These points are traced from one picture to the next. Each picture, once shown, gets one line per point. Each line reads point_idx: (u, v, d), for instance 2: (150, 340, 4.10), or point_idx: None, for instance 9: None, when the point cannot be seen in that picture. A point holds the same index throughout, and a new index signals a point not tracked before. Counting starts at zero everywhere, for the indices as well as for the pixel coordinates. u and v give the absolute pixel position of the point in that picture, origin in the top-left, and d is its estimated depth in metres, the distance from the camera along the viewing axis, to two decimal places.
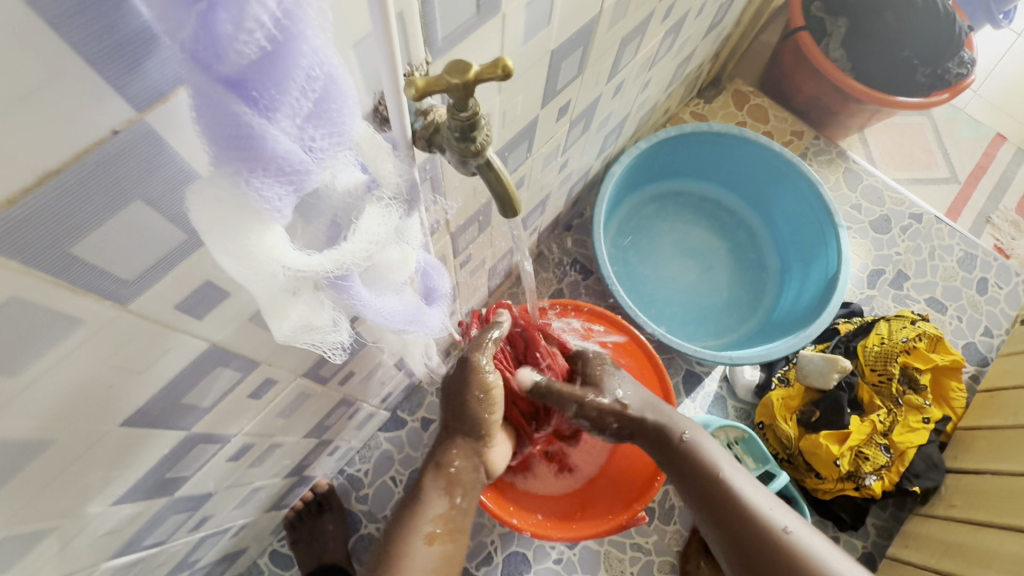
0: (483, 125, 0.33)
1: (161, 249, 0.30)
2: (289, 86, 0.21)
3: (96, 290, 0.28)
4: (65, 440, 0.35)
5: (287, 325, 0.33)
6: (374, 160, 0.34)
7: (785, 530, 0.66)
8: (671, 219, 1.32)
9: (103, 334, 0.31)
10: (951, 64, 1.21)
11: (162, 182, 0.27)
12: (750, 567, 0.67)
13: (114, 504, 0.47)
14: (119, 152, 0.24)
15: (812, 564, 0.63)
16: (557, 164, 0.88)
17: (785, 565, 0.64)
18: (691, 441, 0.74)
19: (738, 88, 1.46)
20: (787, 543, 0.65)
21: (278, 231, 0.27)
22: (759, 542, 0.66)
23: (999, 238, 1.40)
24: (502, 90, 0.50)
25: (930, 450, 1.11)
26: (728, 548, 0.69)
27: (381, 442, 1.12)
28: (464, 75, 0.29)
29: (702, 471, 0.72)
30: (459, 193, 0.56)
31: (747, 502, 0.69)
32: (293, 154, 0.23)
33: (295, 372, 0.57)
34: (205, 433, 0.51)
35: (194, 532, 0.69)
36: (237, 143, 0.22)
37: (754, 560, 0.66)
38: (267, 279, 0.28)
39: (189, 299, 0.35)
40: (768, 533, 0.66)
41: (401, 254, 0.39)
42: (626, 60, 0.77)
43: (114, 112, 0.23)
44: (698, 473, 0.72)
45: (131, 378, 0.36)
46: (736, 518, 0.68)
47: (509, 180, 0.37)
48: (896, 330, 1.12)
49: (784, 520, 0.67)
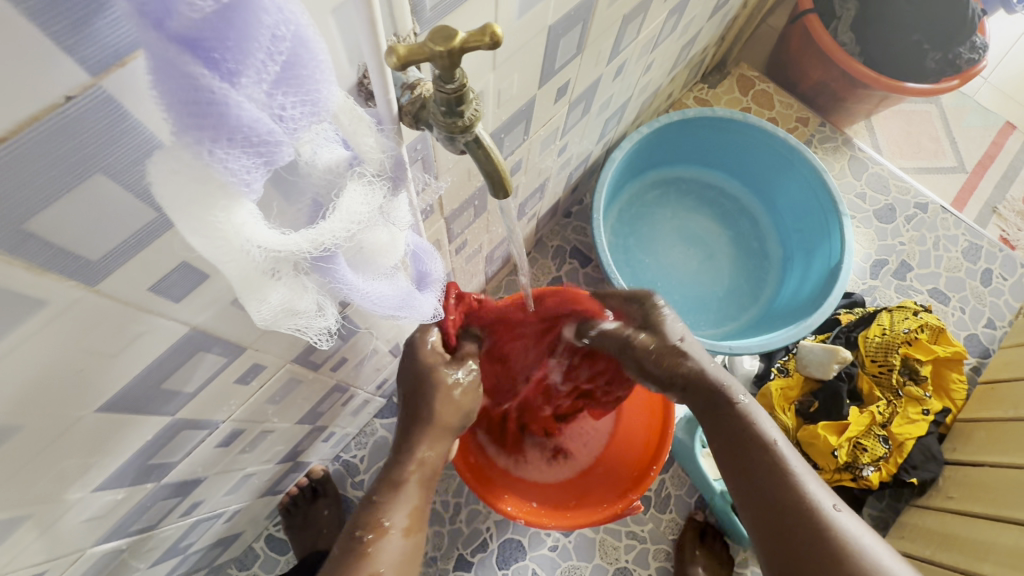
0: (471, 100, 0.31)
1: (129, 227, 0.28)
2: (252, 44, 0.20)
3: (59, 271, 0.27)
4: (35, 423, 0.34)
5: (267, 310, 0.32)
6: (354, 133, 0.31)
7: (832, 507, 0.58)
8: (673, 206, 1.29)
9: (70, 315, 0.30)
10: (962, 49, 1.18)
11: (121, 156, 0.25)
12: (780, 531, 0.59)
13: (95, 490, 0.46)
14: (72, 119, 0.23)
15: (859, 555, 0.55)
16: (556, 149, 0.86)
17: (827, 546, 0.56)
18: (748, 406, 0.67)
19: (743, 73, 1.42)
20: (835, 524, 0.57)
21: (249, 208, 0.25)
22: (802, 515, 0.58)
23: (1005, 229, 1.38)
24: (496, 68, 0.48)
25: (929, 442, 1.10)
26: (760, 514, 0.61)
27: (377, 429, 1.12)
28: (448, 42, 0.27)
29: (753, 435, 0.64)
30: (452, 175, 0.54)
31: (794, 476, 0.61)
32: (260, 123, 0.22)
33: (282, 359, 0.56)
34: (189, 419, 0.50)
35: (185, 517, 0.68)
36: (196, 109, 0.20)
37: (791, 529, 0.58)
38: (241, 260, 0.26)
39: (165, 280, 0.33)
40: (811, 503, 0.58)
41: (388, 236, 0.37)
42: (628, 39, 0.74)
43: (65, 77, 0.21)
44: (748, 436, 0.64)
45: (102, 362, 0.35)
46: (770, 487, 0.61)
47: (500, 159, 0.35)
48: (898, 321, 1.10)
49: (831, 498, 0.60)
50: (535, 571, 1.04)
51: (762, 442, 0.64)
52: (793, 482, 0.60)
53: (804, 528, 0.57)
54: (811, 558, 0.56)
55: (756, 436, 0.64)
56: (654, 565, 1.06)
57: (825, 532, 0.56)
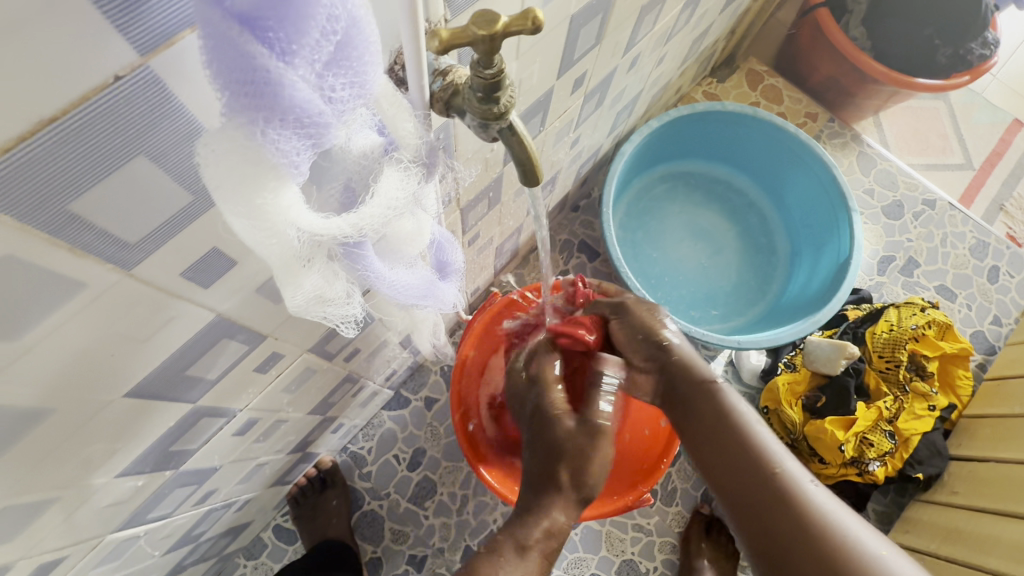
0: (507, 86, 0.31)
1: (166, 211, 0.28)
2: (308, 24, 0.20)
3: (97, 253, 0.27)
4: (65, 408, 0.34)
5: (301, 296, 0.32)
6: (392, 119, 0.31)
7: (809, 483, 0.55)
8: (682, 200, 1.29)
9: (105, 299, 0.29)
10: (974, 45, 1.18)
11: (164, 136, 0.25)
12: (749, 506, 0.56)
13: (117, 476, 0.46)
14: (121, 100, 0.22)
15: (827, 526, 0.52)
16: (568, 141, 0.86)
17: (793, 517, 0.53)
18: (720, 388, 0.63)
19: (752, 67, 1.42)
20: (806, 500, 0.54)
21: (295, 190, 0.25)
22: (769, 491, 0.55)
23: (1012, 226, 1.38)
24: (519, 55, 0.48)
25: (934, 438, 1.11)
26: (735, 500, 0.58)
27: (385, 420, 1.12)
28: (491, 26, 0.27)
29: (722, 417, 0.61)
30: (472, 164, 0.54)
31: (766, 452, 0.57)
32: (311, 104, 0.22)
33: (300, 348, 0.56)
34: (210, 407, 0.50)
35: (198, 505, 0.68)
36: (250, 89, 0.20)
37: (763, 505, 0.55)
38: (283, 244, 0.26)
39: (196, 265, 0.33)
40: (784, 484, 0.55)
41: (415, 225, 0.37)
42: (643, 31, 0.74)
43: (115, 56, 0.21)
44: (720, 421, 0.61)
45: (133, 347, 0.35)
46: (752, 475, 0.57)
47: (533, 147, 0.35)
48: (906, 318, 1.11)
49: (806, 473, 0.57)
50: None
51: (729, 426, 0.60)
52: (761, 463, 0.57)
53: (789, 525, 0.53)
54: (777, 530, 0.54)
55: (726, 416, 0.61)
56: (660, 558, 1.07)
57: (805, 518, 0.53)
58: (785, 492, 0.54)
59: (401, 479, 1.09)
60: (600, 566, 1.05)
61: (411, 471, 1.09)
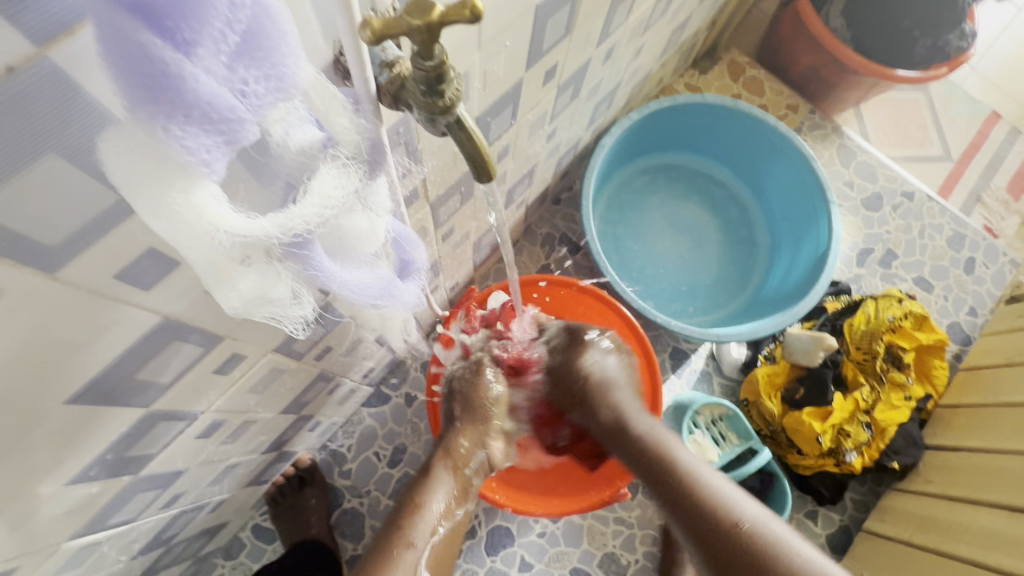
0: (452, 78, 0.30)
1: (89, 212, 0.27)
2: (208, 13, 0.19)
3: (13, 257, 0.25)
4: (1, 417, 0.33)
5: (237, 297, 0.31)
6: (327, 114, 0.30)
7: (746, 524, 0.60)
8: (662, 193, 1.29)
9: (31, 303, 0.28)
10: (952, 36, 1.17)
11: (75, 135, 0.24)
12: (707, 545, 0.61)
13: (68, 484, 0.45)
14: (23, 93, 0.21)
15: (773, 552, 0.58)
16: (544, 134, 0.84)
17: (735, 544, 0.59)
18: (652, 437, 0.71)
19: (734, 59, 1.41)
20: (745, 534, 0.59)
21: (213, 189, 0.24)
22: (713, 528, 0.61)
23: (988, 218, 1.40)
24: (481, 46, 0.46)
25: (911, 428, 1.12)
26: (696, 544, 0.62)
27: (364, 417, 1.11)
28: (426, 15, 0.26)
29: (666, 470, 0.67)
30: (436, 159, 0.53)
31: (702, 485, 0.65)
32: (220, 98, 0.21)
33: (263, 348, 0.55)
34: (166, 410, 0.48)
35: (165, 509, 0.67)
36: (148, 83, 0.19)
37: (716, 545, 0.60)
38: (205, 244, 0.26)
39: (133, 267, 0.32)
40: (724, 519, 0.61)
41: (367, 222, 0.36)
42: (618, 21, 0.73)
43: (7, 47, 0.19)
44: (668, 468, 0.67)
45: (70, 353, 0.33)
46: (701, 519, 0.62)
47: (483, 142, 0.34)
48: (883, 310, 1.11)
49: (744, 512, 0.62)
50: (523, 557, 1.05)
51: (670, 470, 0.67)
52: (704, 504, 0.63)
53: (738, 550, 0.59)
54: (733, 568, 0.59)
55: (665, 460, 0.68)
56: (641, 550, 1.07)
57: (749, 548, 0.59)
58: (732, 534, 0.60)
59: (382, 477, 1.08)
60: (582, 560, 1.06)
61: (392, 469, 1.09)
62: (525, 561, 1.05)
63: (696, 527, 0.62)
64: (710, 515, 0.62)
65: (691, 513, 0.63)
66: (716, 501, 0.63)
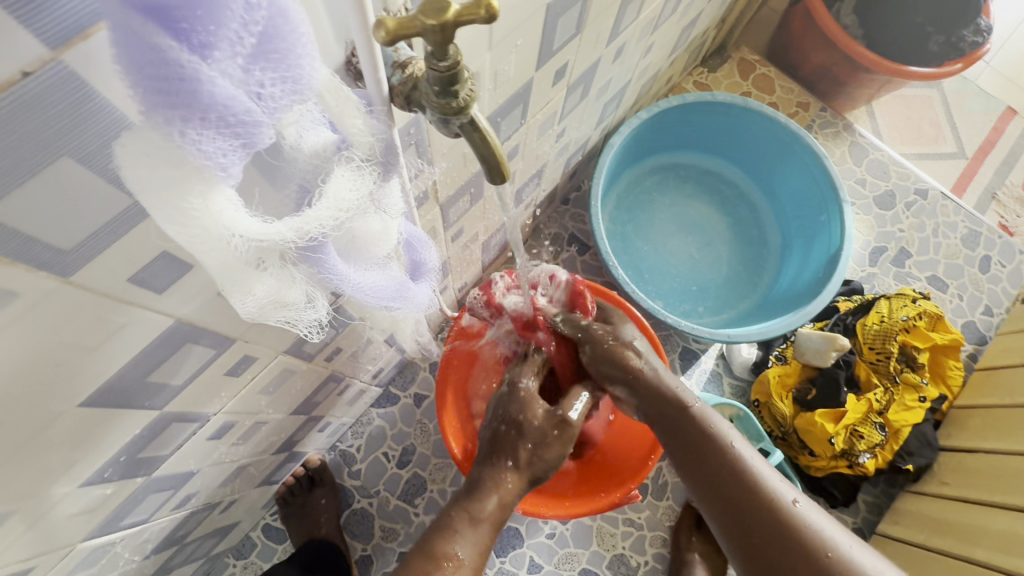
0: (466, 79, 0.30)
1: (103, 216, 0.27)
2: (224, 14, 0.19)
3: (27, 260, 0.25)
4: (16, 419, 0.33)
5: (253, 302, 0.31)
6: (341, 115, 0.30)
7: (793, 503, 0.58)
8: (672, 193, 1.27)
9: (45, 306, 0.28)
10: (967, 32, 1.15)
11: (86, 138, 0.23)
12: (741, 523, 0.58)
13: (82, 485, 0.45)
14: (35, 96, 0.21)
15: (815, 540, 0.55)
16: (553, 133, 0.84)
17: (775, 527, 0.57)
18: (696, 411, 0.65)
19: (744, 56, 1.40)
20: (791, 517, 0.57)
21: (229, 194, 0.24)
22: (756, 506, 0.58)
23: (1004, 216, 1.38)
24: (492, 46, 0.46)
25: (925, 429, 1.10)
26: (725, 518, 0.60)
27: (374, 418, 1.11)
28: (441, 14, 0.25)
29: (706, 442, 0.63)
30: (446, 159, 0.53)
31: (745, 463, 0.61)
32: (235, 101, 0.21)
33: (274, 350, 0.55)
34: (178, 412, 0.49)
35: (177, 510, 0.67)
36: (164, 86, 0.19)
37: (753, 526, 0.58)
38: (221, 248, 0.25)
39: (146, 270, 0.32)
40: (768, 499, 0.58)
41: (381, 224, 0.36)
42: (627, 19, 0.72)
43: (21, 50, 0.19)
44: (706, 442, 0.63)
45: (83, 356, 0.33)
46: (750, 510, 0.58)
47: (496, 142, 0.33)
48: (897, 309, 1.09)
49: (790, 492, 0.59)
50: (533, 558, 1.05)
51: (711, 443, 0.62)
52: (747, 483, 0.59)
53: (775, 533, 0.56)
54: (767, 550, 0.56)
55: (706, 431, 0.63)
56: (651, 551, 1.06)
57: (793, 535, 0.56)
58: (774, 516, 0.57)
59: (391, 477, 1.08)
60: (591, 561, 1.05)
61: (401, 469, 1.09)
62: (535, 562, 1.05)
63: (732, 500, 0.59)
64: (753, 495, 0.59)
65: (737, 501, 0.59)
66: (760, 483, 0.59)
